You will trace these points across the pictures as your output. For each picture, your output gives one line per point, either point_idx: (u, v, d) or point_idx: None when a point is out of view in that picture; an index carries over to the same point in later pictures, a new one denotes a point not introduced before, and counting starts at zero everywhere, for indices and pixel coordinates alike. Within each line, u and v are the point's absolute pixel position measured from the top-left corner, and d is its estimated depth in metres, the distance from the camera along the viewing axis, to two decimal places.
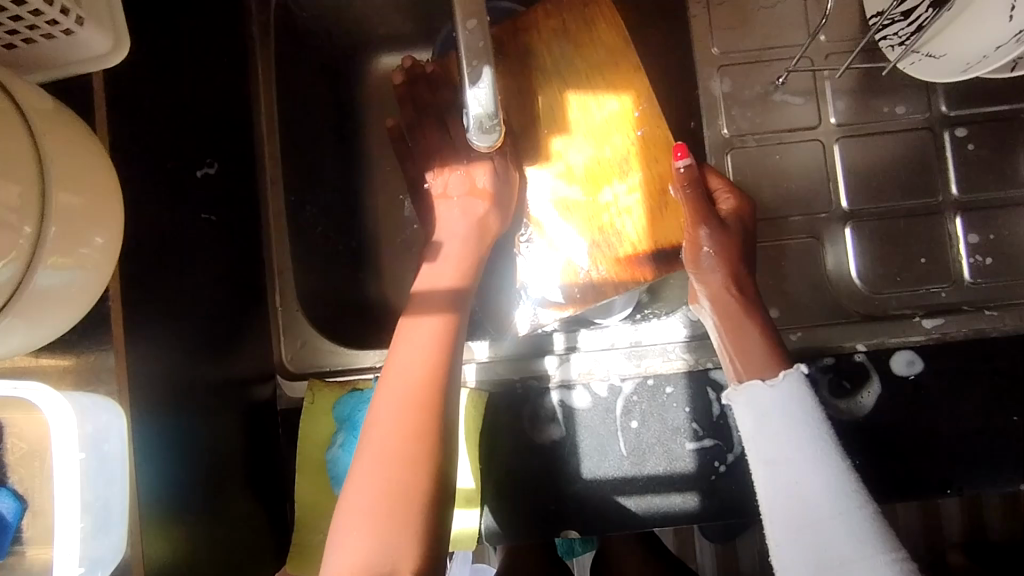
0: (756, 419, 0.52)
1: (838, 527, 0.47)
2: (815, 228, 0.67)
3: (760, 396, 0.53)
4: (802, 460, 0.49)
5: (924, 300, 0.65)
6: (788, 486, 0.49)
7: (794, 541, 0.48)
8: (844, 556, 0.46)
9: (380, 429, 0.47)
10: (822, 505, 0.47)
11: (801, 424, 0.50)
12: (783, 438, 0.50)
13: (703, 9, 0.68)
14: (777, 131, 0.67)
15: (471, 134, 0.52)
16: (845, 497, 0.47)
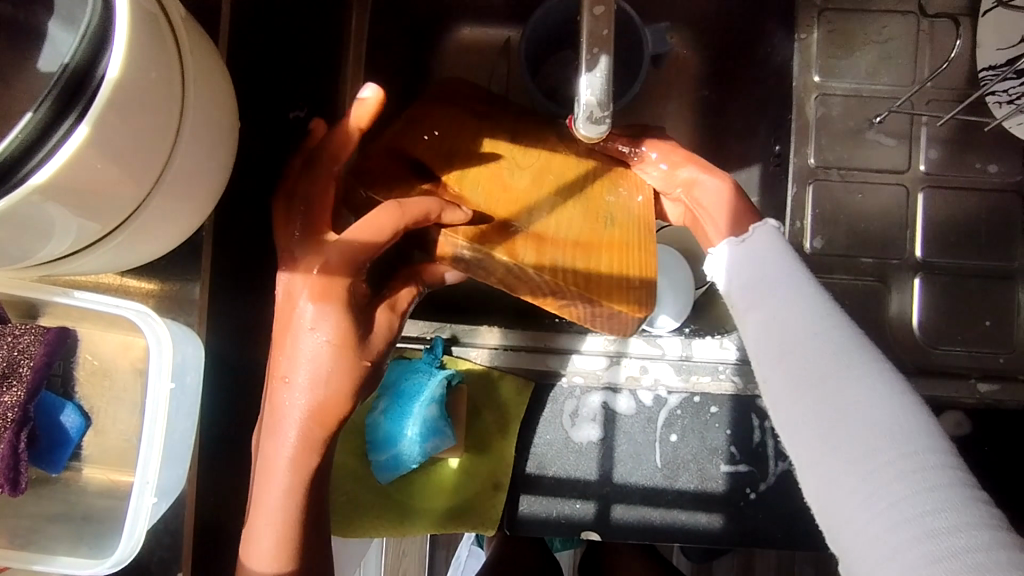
0: (736, 279, 0.48)
1: (835, 369, 0.39)
2: (883, 273, 0.66)
3: (733, 258, 0.49)
4: (774, 295, 0.44)
5: (981, 363, 0.65)
6: (776, 332, 0.43)
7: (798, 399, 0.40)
8: (828, 376, 0.39)
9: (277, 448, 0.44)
10: (821, 344, 0.41)
11: (777, 262, 0.46)
12: (760, 285, 0.46)
13: (812, 33, 0.66)
14: (864, 169, 0.66)
15: (578, 121, 0.51)
16: (836, 332, 0.41)
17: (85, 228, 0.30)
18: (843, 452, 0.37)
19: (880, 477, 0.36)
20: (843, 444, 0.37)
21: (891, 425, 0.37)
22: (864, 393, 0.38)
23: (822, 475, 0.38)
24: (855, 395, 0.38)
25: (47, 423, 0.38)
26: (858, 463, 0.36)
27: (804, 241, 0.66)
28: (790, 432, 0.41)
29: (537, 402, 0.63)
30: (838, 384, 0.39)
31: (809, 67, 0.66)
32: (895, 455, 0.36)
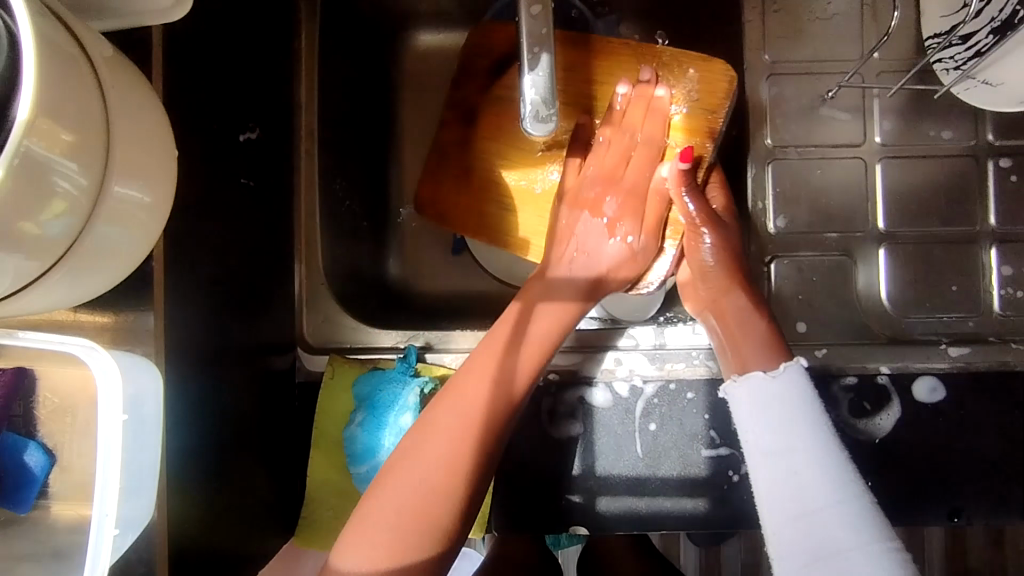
0: (761, 401, 0.51)
1: (853, 539, 0.44)
2: (849, 246, 0.66)
3: (761, 387, 0.51)
4: (803, 473, 0.47)
5: (950, 329, 0.65)
6: (796, 507, 0.47)
7: (807, 559, 0.45)
8: (770, 449, 0.49)
9: (454, 386, 0.50)
10: (848, 509, 0.45)
11: (806, 413, 0.49)
12: (784, 428, 0.49)
13: (758, 15, 0.67)
14: (821, 145, 0.67)
15: (524, 121, 0.52)
16: (847, 507, 0.45)
17: (20, 270, 0.30)
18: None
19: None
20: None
21: (872, 562, 0.44)
22: (850, 552, 0.44)
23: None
24: (789, 455, 0.48)
25: (13, 462, 0.39)
26: (860, 530, 0.45)
27: (767, 221, 0.67)
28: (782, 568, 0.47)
29: None
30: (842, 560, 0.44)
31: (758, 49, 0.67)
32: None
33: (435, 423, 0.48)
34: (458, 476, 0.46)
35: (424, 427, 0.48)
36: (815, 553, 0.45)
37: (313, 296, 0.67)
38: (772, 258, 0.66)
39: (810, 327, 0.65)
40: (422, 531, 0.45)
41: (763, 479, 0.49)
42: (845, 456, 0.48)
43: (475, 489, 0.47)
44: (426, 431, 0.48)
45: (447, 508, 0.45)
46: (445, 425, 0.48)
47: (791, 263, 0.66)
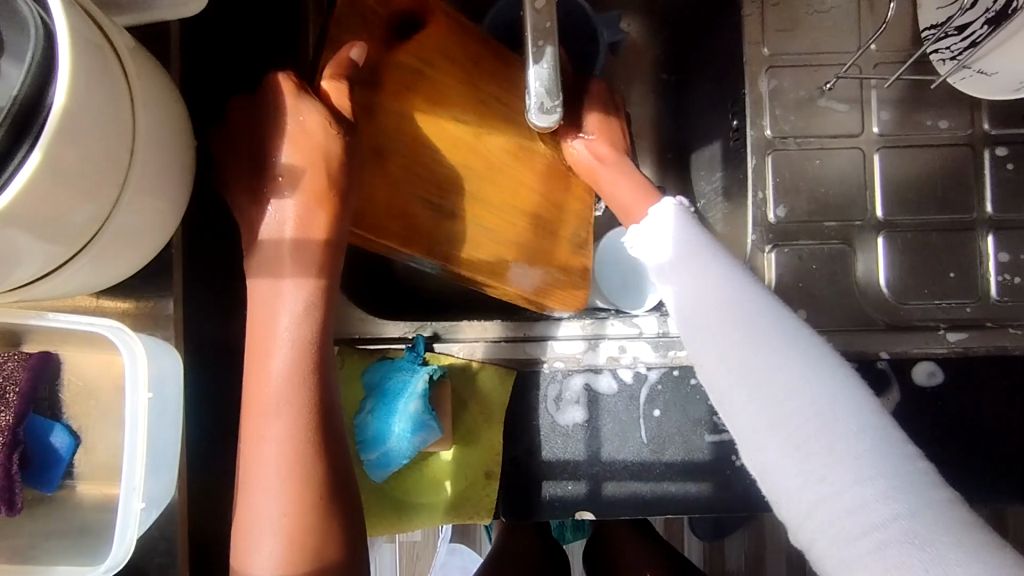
0: (668, 252, 0.53)
1: (818, 412, 0.43)
2: (848, 235, 0.67)
3: (694, 265, 0.52)
4: (722, 317, 0.48)
5: (950, 314, 0.66)
6: (741, 372, 0.46)
7: (749, 402, 0.45)
8: (715, 337, 0.48)
9: (269, 431, 0.46)
10: (774, 337, 0.46)
11: (705, 253, 0.52)
12: (724, 316, 0.48)
13: (757, 8, 0.68)
14: (820, 136, 0.68)
15: (529, 112, 0.53)
16: (776, 335, 0.46)
17: (50, 253, 0.32)
18: (790, 440, 0.43)
19: (825, 461, 0.41)
20: (789, 432, 0.43)
21: (813, 387, 0.44)
22: (788, 378, 0.44)
23: (761, 463, 0.44)
24: (749, 340, 0.46)
25: (38, 444, 0.40)
26: (830, 414, 0.42)
27: (768, 211, 0.68)
28: (733, 416, 0.46)
29: (519, 389, 0.65)
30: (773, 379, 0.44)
31: (758, 41, 0.68)
32: (849, 423, 0.42)
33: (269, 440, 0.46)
34: (308, 452, 0.47)
35: (259, 457, 0.46)
36: (749, 390, 0.45)
37: None
38: (773, 247, 0.67)
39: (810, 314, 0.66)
40: (303, 519, 0.46)
41: (683, 330, 0.51)
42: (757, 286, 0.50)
43: (337, 509, 0.47)
44: (262, 451, 0.46)
45: (319, 551, 0.46)
46: (274, 462, 0.46)
47: (791, 251, 0.67)
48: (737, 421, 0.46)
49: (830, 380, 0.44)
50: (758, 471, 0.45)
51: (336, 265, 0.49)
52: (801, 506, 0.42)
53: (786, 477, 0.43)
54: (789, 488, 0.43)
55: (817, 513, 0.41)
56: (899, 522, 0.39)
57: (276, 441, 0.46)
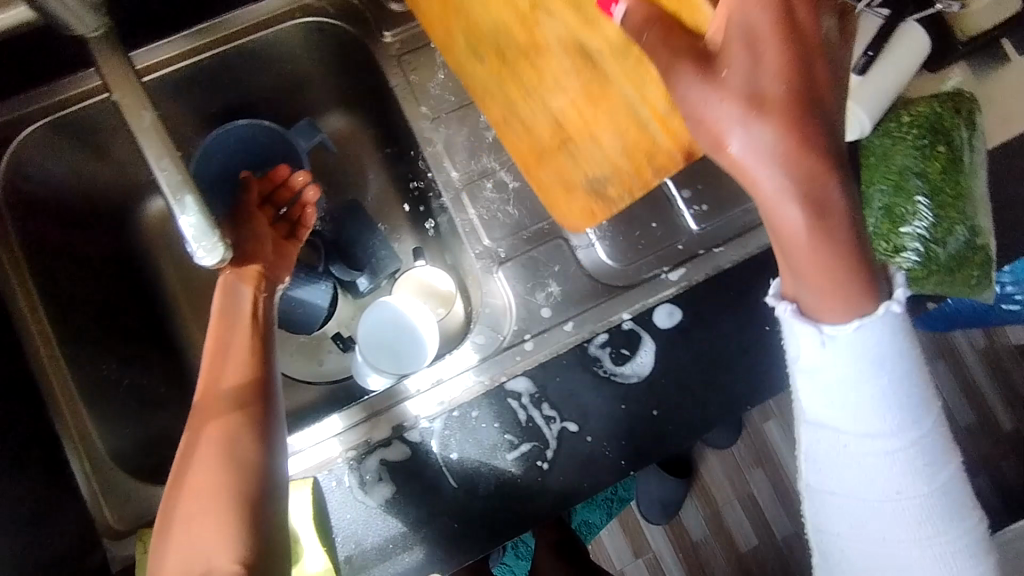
0: (824, 341, 0.50)
1: (934, 515, 0.52)
2: (557, 229, 0.74)
3: (826, 350, 0.50)
4: (834, 434, 0.53)
5: (666, 256, 0.74)
6: (855, 472, 0.53)
7: (837, 496, 0.54)
8: (899, 490, 0.52)
9: (192, 476, 0.51)
10: (857, 424, 0.51)
11: (882, 362, 0.50)
12: (875, 459, 0.52)
13: (401, 78, 0.76)
14: (500, 158, 0.75)
15: (200, 257, 0.57)
16: (892, 422, 0.51)
17: None
18: (843, 514, 0.54)
19: (896, 537, 0.53)
20: (868, 502, 0.53)
21: (891, 489, 0.52)
22: (912, 468, 0.52)
23: (824, 516, 0.56)
24: (909, 484, 0.52)
25: None
26: (942, 537, 0.52)
27: (482, 238, 0.74)
28: (816, 508, 0.57)
29: (325, 492, 0.67)
30: (885, 480, 0.52)
31: (414, 103, 0.76)
32: (920, 497, 0.52)
33: (222, 424, 0.53)
34: (254, 423, 0.54)
35: (187, 487, 0.51)
36: (876, 474, 0.52)
37: (105, 482, 0.67)
38: (499, 266, 0.73)
39: (554, 308, 0.72)
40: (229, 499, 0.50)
41: (808, 436, 0.55)
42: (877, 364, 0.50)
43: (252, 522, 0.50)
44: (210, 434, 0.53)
45: (219, 546, 0.48)
46: (201, 483, 0.51)
47: (516, 263, 0.73)
48: (823, 487, 0.55)
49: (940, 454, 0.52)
50: (821, 525, 0.57)
51: (268, 315, 0.62)
52: (834, 545, 0.56)
53: (835, 536, 0.56)
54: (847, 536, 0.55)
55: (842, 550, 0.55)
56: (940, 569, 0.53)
57: (201, 459, 0.52)
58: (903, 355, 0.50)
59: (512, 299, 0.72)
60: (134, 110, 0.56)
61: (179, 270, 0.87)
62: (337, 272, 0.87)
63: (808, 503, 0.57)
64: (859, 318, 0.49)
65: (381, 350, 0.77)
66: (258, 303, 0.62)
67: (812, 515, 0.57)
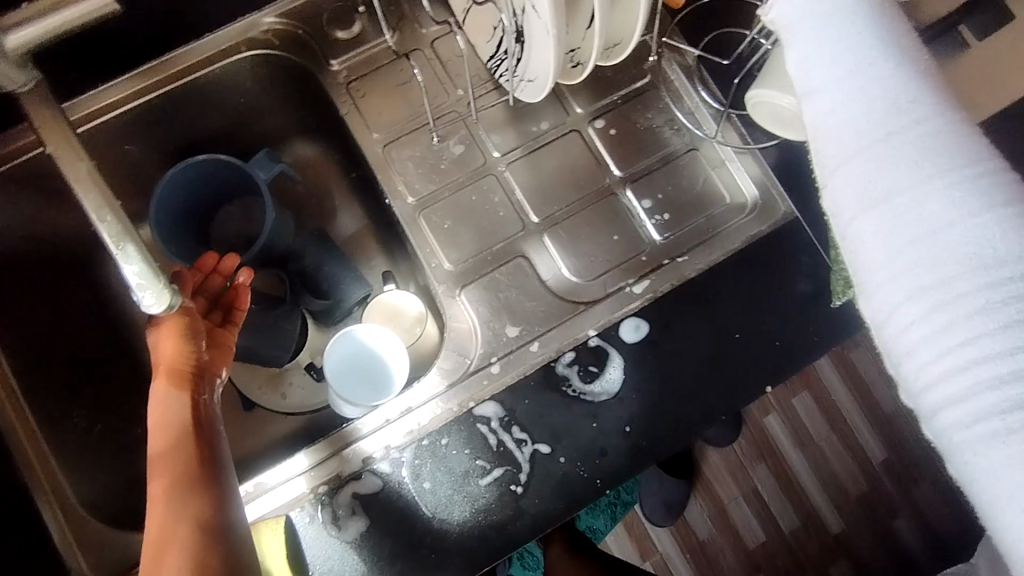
0: (796, 35, 0.44)
1: (961, 174, 0.38)
2: (518, 247, 0.73)
3: (794, 9, 0.44)
4: (850, 140, 0.41)
5: (630, 268, 0.73)
6: (835, 116, 0.42)
7: (891, 234, 0.39)
8: (890, 125, 0.40)
9: None
10: (853, 92, 0.41)
11: (845, 12, 0.43)
12: (856, 95, 0.41)
13: (351, 105, 0.75)
14: (456, 179, 0.74)
15: (148, 306, 0.58)
16: (885, 98, 0.40)
17: None
18: (897, 262, 0.39)
19: (926, 214, 0.38)
20: (929, 224, 0.38)
21: (884, 121, 0.40)
22: (925, 142, 0.39)
23: (895, 296, 0.39)
24: (894, 106, 0.40)
25: None
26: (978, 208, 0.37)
27: (442, 263, 0.72)
28: (877, 286, 0.40)
29: (300, 529, 0.66)
30: (927, 192, 0.38)
31: (365, 129, 0.74)
32: (969, 188, 0.38)
33: (166, 518, 0.55)
34: (212, 539, 0.55)
35: None
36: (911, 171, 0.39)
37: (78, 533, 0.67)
38: (461, 290, 0.72)
39: (518, 328, 0.71)
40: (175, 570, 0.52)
41: (834, 171, 0.42)
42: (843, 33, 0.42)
43: None
44: (158, 505, 0.56)
45: None
46: None
47: (477, 286, 0.72)
48: (875, 249, 0.40)
49: (980, 152, 0.39)
50: (894, 332, 0.40)
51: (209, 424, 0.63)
52: (908, 344, 0.39)
53: (903, 334, 0.39)
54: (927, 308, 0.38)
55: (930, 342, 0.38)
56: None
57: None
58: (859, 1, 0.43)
59: (476, 321, 0.71)
60: (68, 160, 0.57)
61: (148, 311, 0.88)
62: (310, 301, 0.87)
63: (866, 304, 0.42)
64: None
65: (351, 376, 0.78)
66: (199, 411, 0.62)
67: (885, 315, 0.40)
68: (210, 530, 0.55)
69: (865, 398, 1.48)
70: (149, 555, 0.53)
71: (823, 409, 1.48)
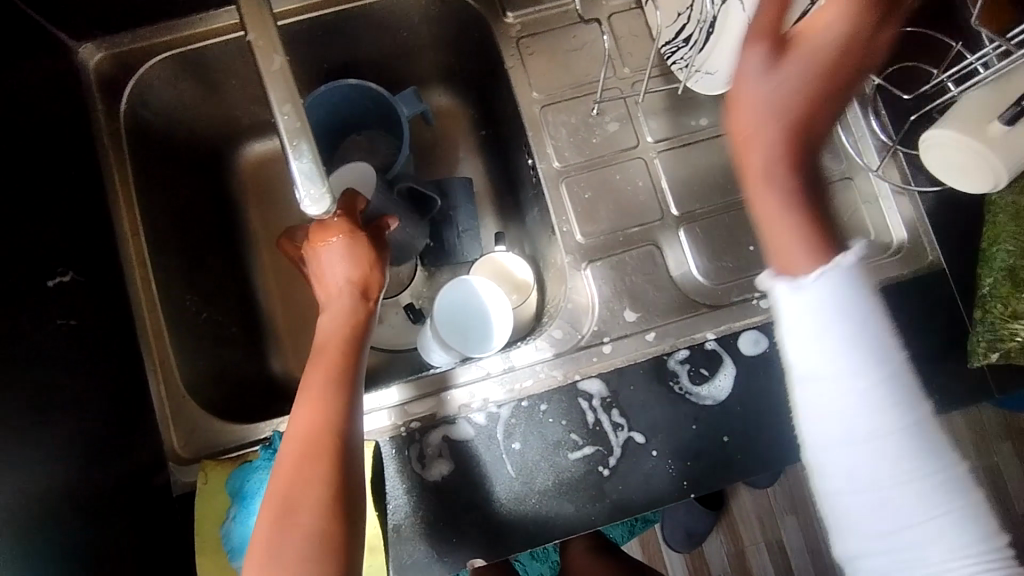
0: (822, 288, 0.44)
1: (918, 499, 0.43)
2: (652, 235, 0.72)
3: (808, 290, 0.45)
4: (818, 340, 0.44)
5: (759, 282, 0.72)
6: (819, 351, 0.44)
7: (903, 435, 0.43)
8: (886, 402, 0.44)
9: (291, 514, 0.52)
10: (841, 398, 0.44)
11: (840, 316, 0.44)
12: (831, 359, 0.44)
13: (517, 59, 0.75)
14: (604, 154, 0.74)
15: (304, 205, 0.57)
16: (862, 348, 0.44)
17: None
18: (847, 472, 0.44)
19: (893, 496, 0.43)
20: (867, 447, 0.43)
21: (865, 431, 0.44)
22: (901, 451, 0.43)
23: (878, 480, 0.43)
24: (856, 417, 0.44)
25: None
26: (915, 468, 0.43)
27: (574, 234, 0.72)
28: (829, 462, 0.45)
29: (384, 457, 0.67)
30: (886, 421, 0.43)
31: (526, 86, 0.74)
32: (933, 481, 0.43)
33: (315, 432, 0.55)
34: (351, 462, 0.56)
35: (287, 528, 0.52)
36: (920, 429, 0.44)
37: (176, 408, 0.70)
38: (587, 264, 0.72)
39: (637, 314, 0.70)
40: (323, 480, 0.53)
41: (796, 353, 0.46)
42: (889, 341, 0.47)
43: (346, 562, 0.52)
44: (312, 402, 0.57)
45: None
46: (300, 526, 0.52)
47: (603, 264, 0.72)
48: (851, 444, 0.44)
49: (957, 492, 0.43)
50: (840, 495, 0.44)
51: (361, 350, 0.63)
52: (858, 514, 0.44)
53: (846, 505, 0.45)
54: (899, 497, 0.43)
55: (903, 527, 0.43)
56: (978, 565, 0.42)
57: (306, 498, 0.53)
58: (864, 305, 0.45)
59: (595, 298, 0.71)
60: (265, 52, 0.57)
61: (265, 217, 0.90)
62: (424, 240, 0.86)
63: (812, 457, 0.47)
64: (821, 267, 0.45)
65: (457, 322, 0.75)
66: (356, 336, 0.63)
67: (835, 483, 0.45)
68: (353, 454, 0.56)
69: (918, 484, 1.40)
70: (295, 466, 0.54)
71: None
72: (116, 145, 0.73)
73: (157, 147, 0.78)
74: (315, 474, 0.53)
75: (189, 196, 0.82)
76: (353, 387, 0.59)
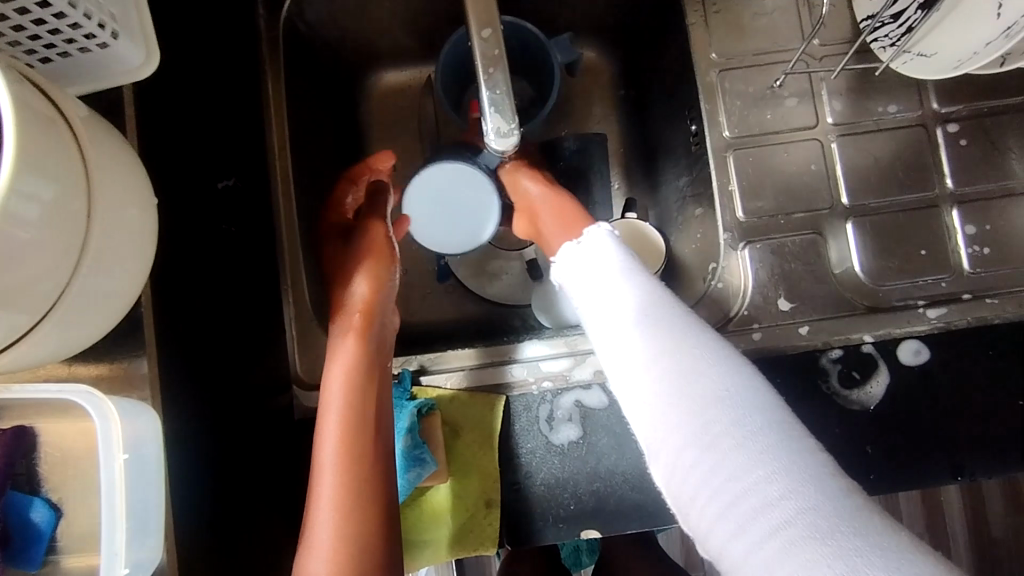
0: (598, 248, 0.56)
1: (723, 413, 0.41)
2: (817, 223, 0.68)
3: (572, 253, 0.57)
4: (612, 289, 0.51)
5: (925, 291, 0.66)
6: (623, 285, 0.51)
7: (670, 396, 0.44)
8: (665, 323, 0.47)
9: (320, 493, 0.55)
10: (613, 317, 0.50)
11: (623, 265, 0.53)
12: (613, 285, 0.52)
13: (701, 17, 0.71)
14: (778, 130, 0.69)
15: (489, 139, 0.54)
16: (647, 297, 0.50)
17: (15, 322, 0.32)
18: (670, 398, 0.44)
19: (689, 410, 0.42)
20: (646, 394, 0.45)
21: (645, 333, 0.47)
22: (686, 370, 0.44)
23: (666, 444, 0.43)
24: (643, 320, 0.48)
25: (20, 520, 0.39)
26: (723, 396, 0.42)
27: (735, 210, 0.68)
28: (646, 422, 0.45)
29: (512, 415, 0.65)
30: (653, 359, 0.46)
31: (705, 47, 0.70)
32: (736, 413, 0.41)
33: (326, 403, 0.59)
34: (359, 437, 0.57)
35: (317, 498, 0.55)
36: (692, 376, 0.44)
37: (303, 333, 0.69)
38: (745, 244, 0.68)
39: (792, 304, 0.66)
40: (356, 539, 0.53)
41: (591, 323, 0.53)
42: (679, 303, 0.50)
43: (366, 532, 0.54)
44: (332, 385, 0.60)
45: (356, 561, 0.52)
46: (327, 499, 0.54)
47: (761, 246, 0.68)
48: (647, 408, 0.45)
49: (727, 407, 0.42)
50: (667, 461, 0.43)
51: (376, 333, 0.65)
52: (679, 468, 0.42)
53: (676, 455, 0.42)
54: (676, 453, 0.42)
55: (693, 469, 0.41)
56: (788, 513, 0.37)
57: (329, 472, 0.55)
58: (637, 263, 0.54)
59: (750, 281, 0.67)
60: None
61: (391, 147, 0.86)
62: None
63: (642, 416, 0.46)
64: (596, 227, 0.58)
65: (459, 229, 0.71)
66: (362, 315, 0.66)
67: (654, 443, 0.44)
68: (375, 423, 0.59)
69: (980, 533, 1.14)
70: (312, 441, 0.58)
71: (932, 535, 1.15)
72: (273, 59, 0.71)
73: (307, 62, 0.76)
74: (334, 440, 0.57)
75: (328, 119, 0.80)
76: (359, 364, 0.61)
